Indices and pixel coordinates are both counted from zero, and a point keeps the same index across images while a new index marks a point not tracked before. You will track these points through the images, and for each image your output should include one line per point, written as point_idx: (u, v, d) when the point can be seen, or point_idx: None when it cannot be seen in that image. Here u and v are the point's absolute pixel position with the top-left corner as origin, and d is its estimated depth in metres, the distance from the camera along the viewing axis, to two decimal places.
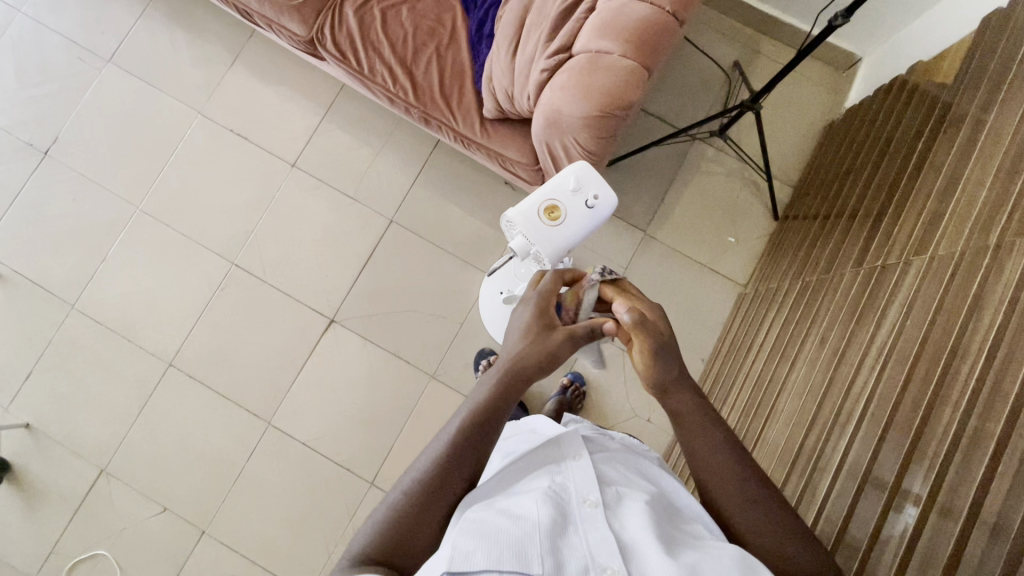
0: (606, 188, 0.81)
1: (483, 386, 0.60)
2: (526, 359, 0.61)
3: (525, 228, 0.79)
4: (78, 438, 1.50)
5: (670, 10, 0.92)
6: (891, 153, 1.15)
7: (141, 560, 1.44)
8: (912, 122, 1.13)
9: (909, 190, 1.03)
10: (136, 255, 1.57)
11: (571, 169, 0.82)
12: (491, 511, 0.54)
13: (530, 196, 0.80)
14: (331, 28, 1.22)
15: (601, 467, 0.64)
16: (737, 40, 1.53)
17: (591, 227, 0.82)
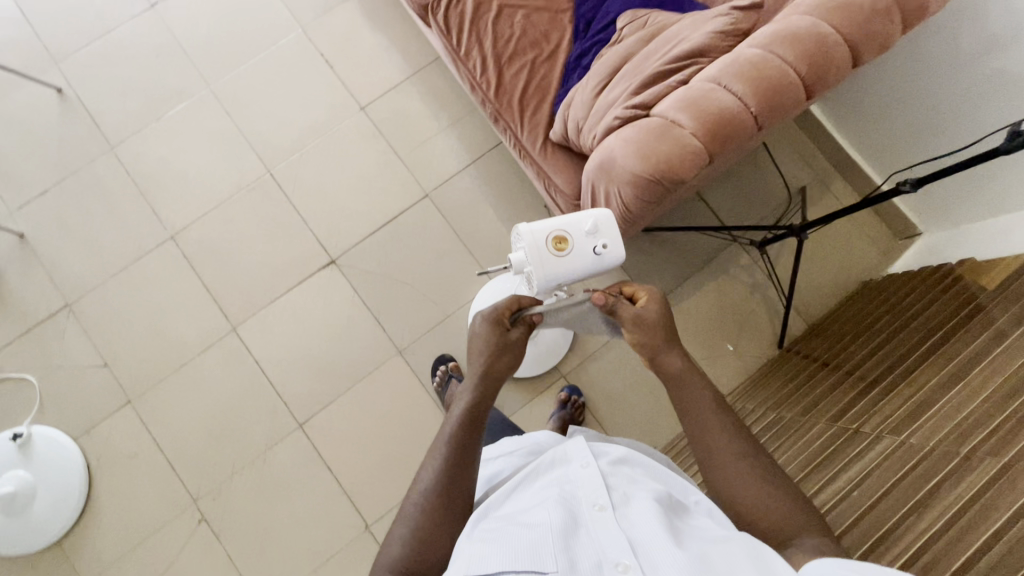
0: (619, 242, 0.78)
1: (454, 417, 0.70)
2: (482, 389, 0.71)
3: (527, 246, 0.76)
4: (60, 267, 1.53)
5: (754, 111, 0.92)
6: (910, 330, 1.15)
7: (63, 403, 1.46)
8: (940, 309, 1.15)
9: (910, 371, 1.03)
10: (188, 127, 1.61)
11: (594, 212, 0.78)
12: (509, 528, 0.59)
13: (545, 219, 0.77)
14: (448, 3, 1.27)
15: (610, 470, 0.65)
16: (813, 169, 1.54)
17: (589, 273, 0.78)
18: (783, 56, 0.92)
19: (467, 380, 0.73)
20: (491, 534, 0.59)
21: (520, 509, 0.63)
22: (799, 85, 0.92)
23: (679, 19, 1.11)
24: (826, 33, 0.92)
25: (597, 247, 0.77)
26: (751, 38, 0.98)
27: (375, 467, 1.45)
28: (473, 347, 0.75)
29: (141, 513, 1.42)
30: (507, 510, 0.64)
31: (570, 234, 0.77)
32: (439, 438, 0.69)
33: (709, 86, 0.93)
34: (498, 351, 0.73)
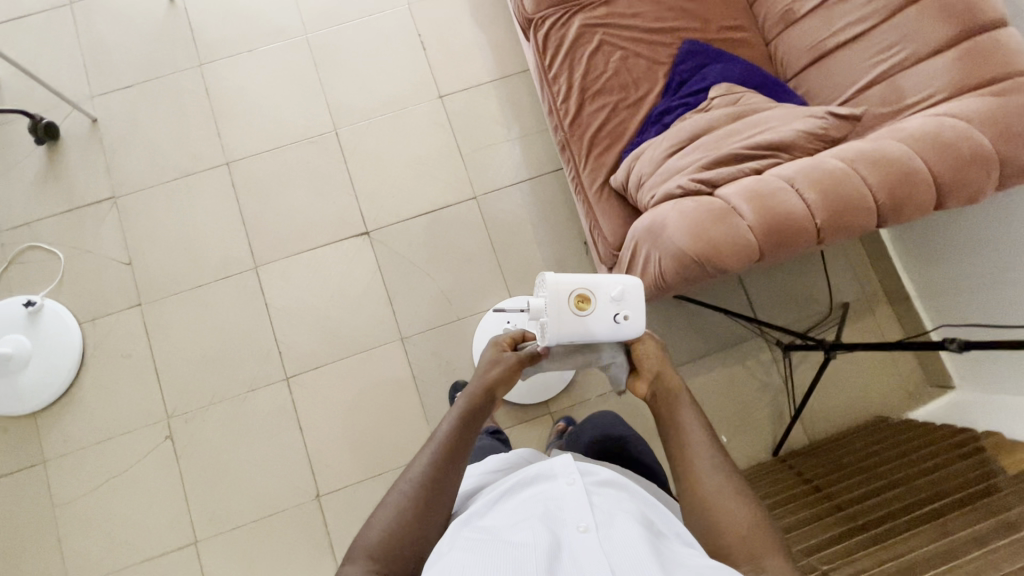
0: (641, 317, 0.74)
1: (451, 418, 0.72)
2: (479, 400, 0.74)
3: (548, 296, 0.73)
4: (119, 159, 1.59)
5: (818, 222, 0.89)
6: (915, 484, 1.10)
7: (80, 287, 1.52)
8: (952, 473, 1.10)
9: (901, 532, 0.97)
10: (274, 66, 1.66)
11: (624, 278, 0.75)
12: (490, 540, 0.57)
13: (573, 275, 0.74)
14: (553, 24, 1.28)
15: (595, 491, 0.64)
16: (862, 289, 1.49)
17: (602, 340, 0.75)
18: (865, 177, 0.89)
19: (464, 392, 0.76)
20: (468, 549, 0.56)
21: (501, 525, 0.61)
22: (872, 210, 0.89)
23: (772, 107, 1.09)
24: (916, 167, 0.88)
25: (617, 315, 0.74)
26: (837, 149, 0.96)
27: (344, 441, 1.46)
28: (485, 365, 0.78)
29: (115, 412, 1.45)
30: (487, 524, 0.62)
31: (595, 295, 0.74)
32: (433, 437, 0.70)
33: (781, 184, 0.91)
34: (502, 372, 0.77)
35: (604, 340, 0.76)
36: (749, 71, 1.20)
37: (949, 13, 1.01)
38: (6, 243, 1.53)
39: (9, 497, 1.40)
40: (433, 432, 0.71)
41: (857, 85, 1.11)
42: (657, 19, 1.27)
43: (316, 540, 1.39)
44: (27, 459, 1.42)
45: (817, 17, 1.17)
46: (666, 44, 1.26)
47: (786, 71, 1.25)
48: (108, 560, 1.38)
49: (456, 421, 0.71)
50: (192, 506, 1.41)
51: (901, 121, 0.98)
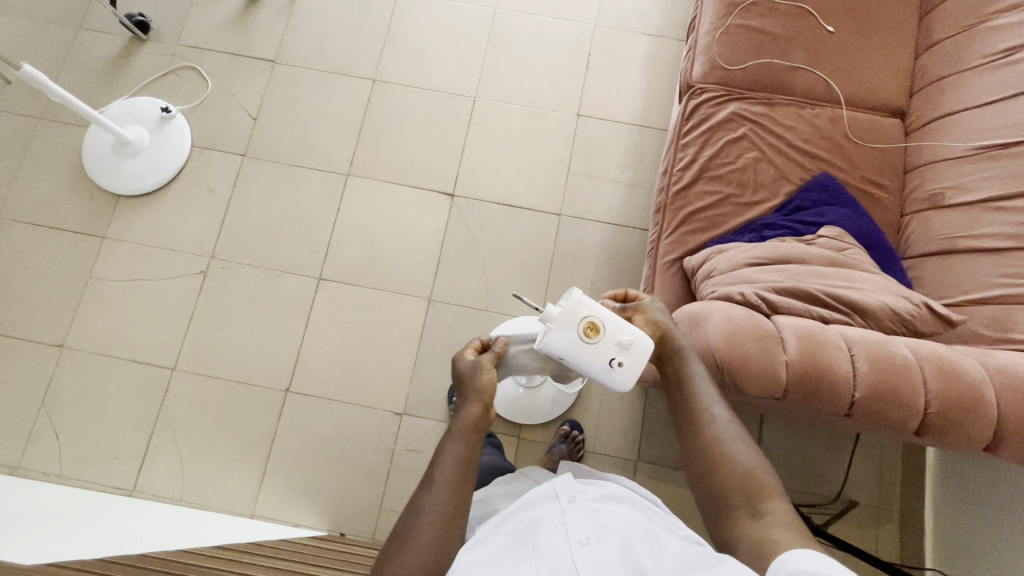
0: (636, 374, 0.77)
1: (451, 459, 0.72)
2: (480, 412, 0.77)
3: (564, 307, 0.77)
4: (294, 35, 1.77)
5: (857, 395, 0.85)
6: None
7: (208, 117, 1.69)
8: None
9: None
10: (456, 23, 1.78)
11: (638, 333, 0.78)
12: (503, 555, 0.64)
13: (596, 303, 0.77)
14: (710, 98, 1.30)
15: (596, 507, 0.71)
16: (878, 497, 1.38)
17: (591, 374, 0.78)
18: (925, 378, 0.85)
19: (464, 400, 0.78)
20: (480, 564, 0.62)
21: (509, 540, 0.67)
22: (917, 412, 0.84)
23: (871, 271, 1.05)
24: (979, 395, 0.84)
25: (615, 360, 0.76)
26: (912, 340, 0.92)
27: (333, 357, 1.52)
28: (473, 376, 0.80)
29: (175, 230, 1.60)
30: (497, 541, 0.68)
31: (606, 331, 0.77)
32: (438, 472, 0.70)
33: (838, 341, 0.89)
34: (489, 378, 0.80)
35: (592, 376, 0.79)
36: (870, 230, 1.16)
37: None
38: (175, 55, 1.73)
39: (62, 250, 1.58)
40: (431, 476, 0.70)
41: (970, 295, 1.05)
42: (807, 141, 1.25)
43: (265, 425, 1.47)
44: (92, 229, 1.59)
45: (964, 212, 1.12)
46: (804, 167, 1.24)
47: (906, 248, 1.19)
48: (102, 343, 1.52)
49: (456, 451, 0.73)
50: (186, 339, 1.53)
51: (993, 350, 0.92)
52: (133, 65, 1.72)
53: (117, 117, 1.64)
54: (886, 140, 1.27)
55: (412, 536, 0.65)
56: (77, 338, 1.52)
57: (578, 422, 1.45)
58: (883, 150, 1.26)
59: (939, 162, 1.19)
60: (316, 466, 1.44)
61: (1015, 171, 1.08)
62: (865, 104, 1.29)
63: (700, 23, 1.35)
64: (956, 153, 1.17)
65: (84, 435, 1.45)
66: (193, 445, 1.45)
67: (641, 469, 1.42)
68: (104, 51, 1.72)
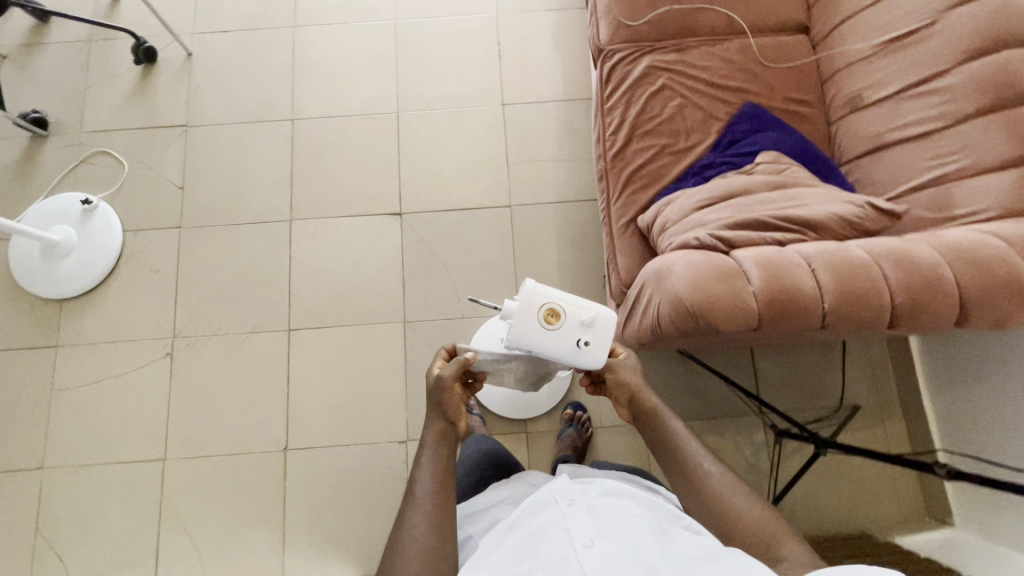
0: (606, 349, 0.76)
1: (427, 467, 0.75)
2: (445, 430, 0.79)
3: (521, 301, 0.76)
4: (199, 94, 1.72)
5: (826, 307, 0.87)
6: None
7: (132, 197, 1.63)
8: None
9: None
10: (358, 42, 1.76)
11: (598, 308, 0.77)
12: (511, 574, 0.65)
13: (552, 287, 0.76)
14: (621, 58, 1.31)
15: (596, 504, 0.73)
16: (878, 396, 1.41)
17: (563, 360, 0.77)
18: (886, 274, 0.88)
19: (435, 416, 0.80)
20: None
21: (517, 549, 0.69)
22: (889, 305, 0.87)
23: (812, 185, 1.08)
24: (943, 276, 0.86)
25: (581, 340, 0.75)
26: (863, 241, 0.94)
27: (324, 403, 1.49)
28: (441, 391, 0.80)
29: (130, 319, 1.55)
30: (501, 555, 0.69)
31: (566, 314, 0.76)
32: (414, 492, 0.73)
33: (797, 260, 0.90)
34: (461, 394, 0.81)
35: (564, 362, 0.78)
36: (802, 145, 1.19)
37: (1020, 132, 0.97)
38: (82, 144, 1.67)
39: (17, 369, 1.51)
40: (411, 491, 0.73)
41: (908, 185, 1.08)
42: (724, 76, 1.28)
43: (271, 489, 1.43)
44: (42, 340, 1.53)
45: (884, 108, 1.15)
46: (727, 102, 1.26)
47: (841, 154, 1.23)
48: (82, 452, 1.46)
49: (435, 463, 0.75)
50: (170, 425, 1.48)
51: (940, 230, 0.96)
52: (41, 164, 1.65)
53: (37, 221, 1.57)
54: (797, 57, 1.30)
55: (402, 548, 0.68)
56: (56, 454, 1.45)
57: (580, 402, 1.46)
58: (796, 67, 1.29)
59: (850, 65, 1.23)
60: (334, 516, 1.41)
61: (921, 56, 1.11)
62: (769, 27, 1.32)
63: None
64: (863, 53, 1.21)
65: (89, 551, 1.39)
66: (205, 528, 1.41)
67: None
68: (6, 157, 1.65)
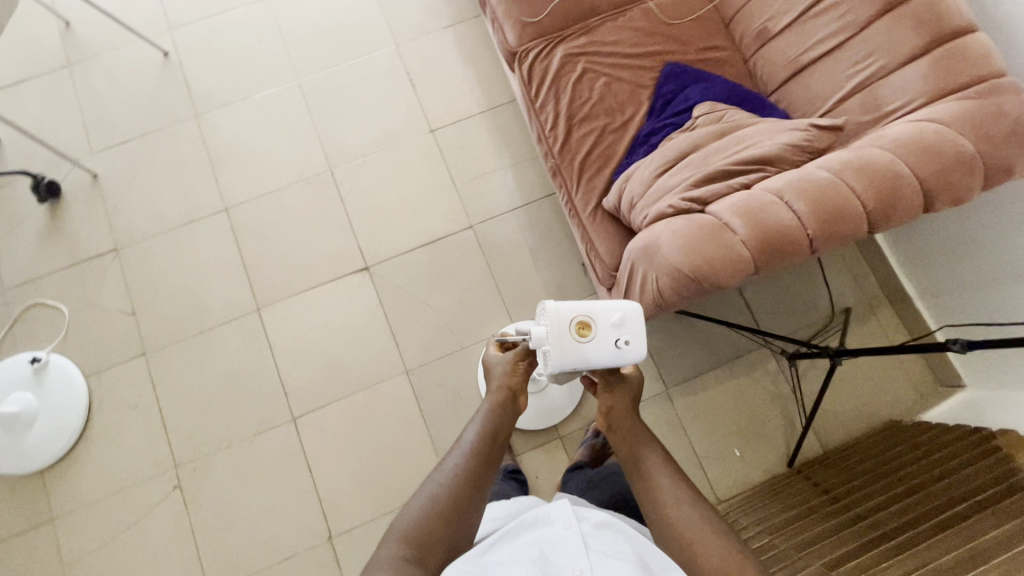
0: (643, 341, 0.77)
1: (477, 422, 0.78)
2: (502, 400, 0.82)
3: (549, 324, 0.75)
4: (120, 213, 1.62)
5: (810, 233, 0.91)
6: (891, 481, 1.18)
7: (83, 339, 1.53)
8: (939, 462, 1.18)
9: (903, 534, 0.99)
10: (267, 112, 1.70)
11: (623, 304, 0.77)
12: None
13: (573, 301, 0.76)
14: (536, 55, 1.32)
15: (592, 535, 0.67)
16: (864, 293, 1.49)
17: (606, 366, 0.77)
18: (851, 185, 0.92)
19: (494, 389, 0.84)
20: None
21: (505, 561, 0.64)
22: (863, 213, 0.91)
23: (754, 122, 1.12)
24: (901, 172, 0.91)
25: (619, 340, 0.76)
26: (819, 161, 0.99)
27: (352, 479, 1.44)
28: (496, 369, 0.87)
29: (123, 465, 1.44)
30: (486, 562, 0.65)
31: (595, 321, 0.76)
32: (458, 446, 0.76)
33: (769, 198, 0.94)
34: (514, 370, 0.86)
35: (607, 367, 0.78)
36: (729, 88, 1.23)
37: (918, 22, 1.05)
38: (10, 301, 1.55)
39: (16, 557, 1.38)
40: (458, 441, 0.76)
41: (836, 97, 1.14)
42: (636, 44, 1.31)
43: None
44: (35, 517, 1.41)
45: (790, 35, 1.22)
46: (647, 68, 1.30)
47: (765, 86, 1.28)
48: None
49: (485, 422, 0.78)
50: (202, 557, 1.39)
51: (881, 129, 1.02)
52: None
53: None
54: (696, 8, 1.35)
55: (429, 487, 0.70)
56: None
57: None
58: (699, 17, 1.34)
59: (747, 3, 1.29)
60: None
61: None
62: None
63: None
64: None
65: None
66: None
67: (675, 396, 1.49)
68: None
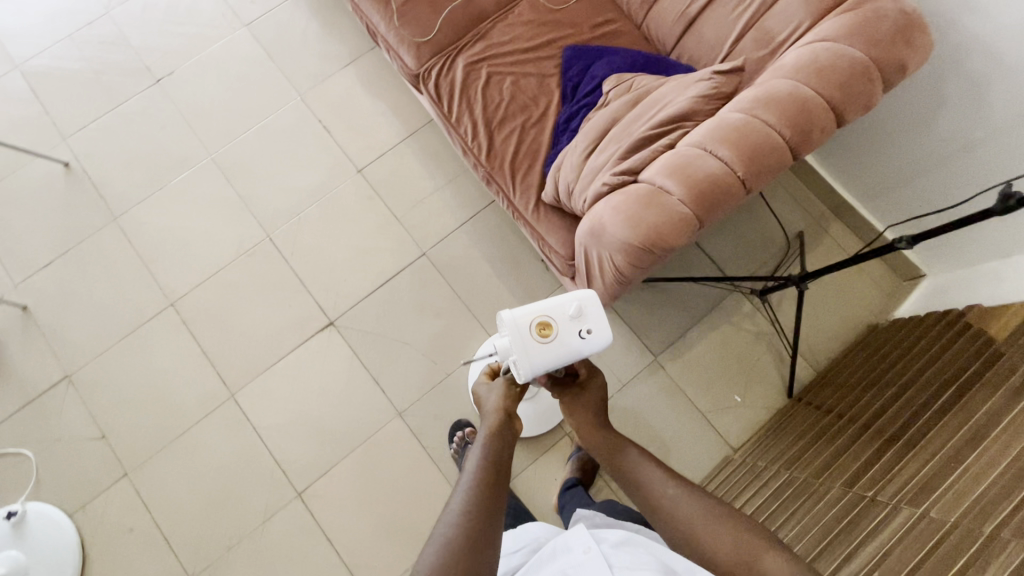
0: (604, 326, 0.77)
1: (479, 448, 0.70)
2: (501, 423, 0.75)
3: (510, 332, 0.74)
4: (62, 339, 1.54)
5: (741, 176, 0.93)
6: (886, 382, 1.20)
7: (58, 479, 1.44)
8: (922, 351, 1.21)
9: (908, 430, 1.02)
10: (188, 196, 1.65)
11: (576, 294, 0.78)
12: None
13: (528, 305, 0.76)
14: (439, 73, 1.32)
15: (611, 553, 0.69)
16: (811, 214, 1.54)
17: (575, 359, 0.77)
18: (766, 119, 0.94)
19: (487, 414, 0.77)
20: None
21: None
22: (785, 142, 0.94)
23: (661, 83, 1.14)
24: (807, 95, 0.94)
25: (581, 331, 0.76)
26: (731, 103, 1.01)
27: (375, 537, 1.40)
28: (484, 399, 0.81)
29: None
30: None
31: (554, 319, 0.76)
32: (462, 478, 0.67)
33: (694, 151, 0.95)
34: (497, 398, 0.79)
35: (577, 360, 0.78)
36: (631, 57, 1.26)
37: None
38: None
39: None
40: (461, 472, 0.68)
41: (731, 38, 1.18)
42: (532, 37, 1.32)
43: None
44: None
45: None
46: (549, 57, 1.31)
47: (664, 44, 1.31)
48: None
49: (485, 449, 0.70)
50: None
51: (779, 59, 1.05)
52: None
53: None
54: None
55: (441, 530, 0.60)
56: None
57: None
58: None
59: None
60: None
61: None
62: None
63: (375, 25, 1.37)
64: None
65: None
66: None
67: (665, 361, 1.50)
68: None
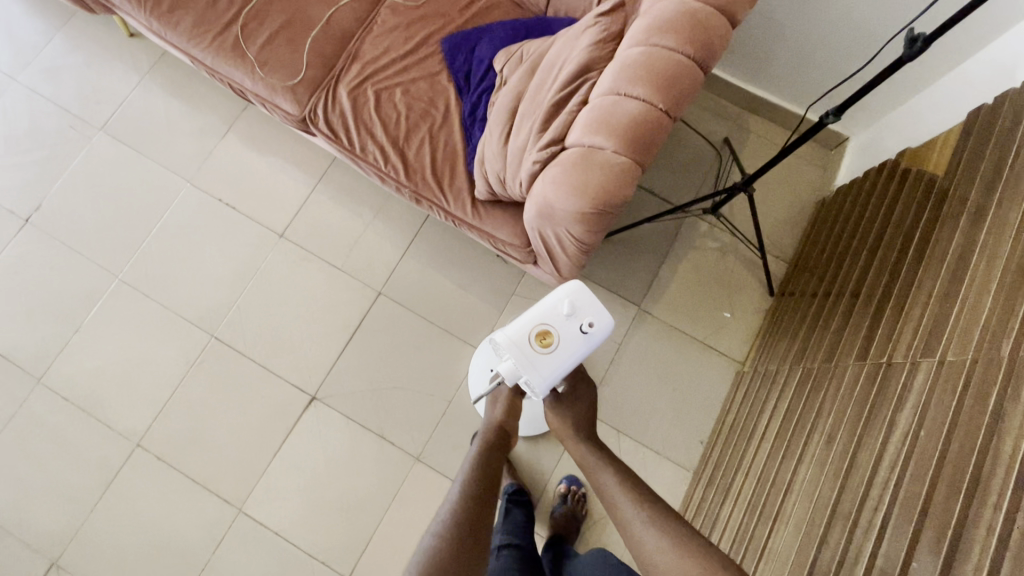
0: (602, 312, 0.75)
1: (477, 445, 0.78)
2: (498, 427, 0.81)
3: (512, 353, 0.72)
4: (31, 528, 1.38)
5: (664, 107, 0.91)
6: (855, 247, 1.23)
7: None
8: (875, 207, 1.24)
9: (894, 284, 1.04)
10: (110, 327, 1.50)
11: (563, 291, 0.75)
12: None
13: (519, 318, 0.74)
14: (325, 109, 1.23)
15: None
16: (729, 120, 1.57)
17: (584, 354, 0.75)
18: (665, 44, 0.92)
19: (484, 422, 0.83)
20: None
21: None
22: (691, 60, 0.92)
23: (551, 44, 1.11)
24: (694, 7, 0.93)
25: (582, 326, 0.74)
26: (626, 40, 0.99)
27: None
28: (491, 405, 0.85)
29: None
30: None
31: (551, 324, 0.74)
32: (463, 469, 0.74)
33: (609, 99, 0.93)
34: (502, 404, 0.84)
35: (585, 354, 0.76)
36: (511, 29, 1.22)
37: None
38: None
39: None
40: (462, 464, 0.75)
41: None
42: (405, 41, 1.26)
43: None
44: None
45: None
46: (429, 55, 1.25)
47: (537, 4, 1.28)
48: None
49: (482, 450, 0.77)
50: None
51: None
52: None
53: None
54: None
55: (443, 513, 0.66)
56: None
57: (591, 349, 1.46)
58: None
59: None
60: None
61: None
62: None
63: (238, 82, 1.27)
64: None
65: None
66: None
67: (651, 307, 1.50)
68: None
